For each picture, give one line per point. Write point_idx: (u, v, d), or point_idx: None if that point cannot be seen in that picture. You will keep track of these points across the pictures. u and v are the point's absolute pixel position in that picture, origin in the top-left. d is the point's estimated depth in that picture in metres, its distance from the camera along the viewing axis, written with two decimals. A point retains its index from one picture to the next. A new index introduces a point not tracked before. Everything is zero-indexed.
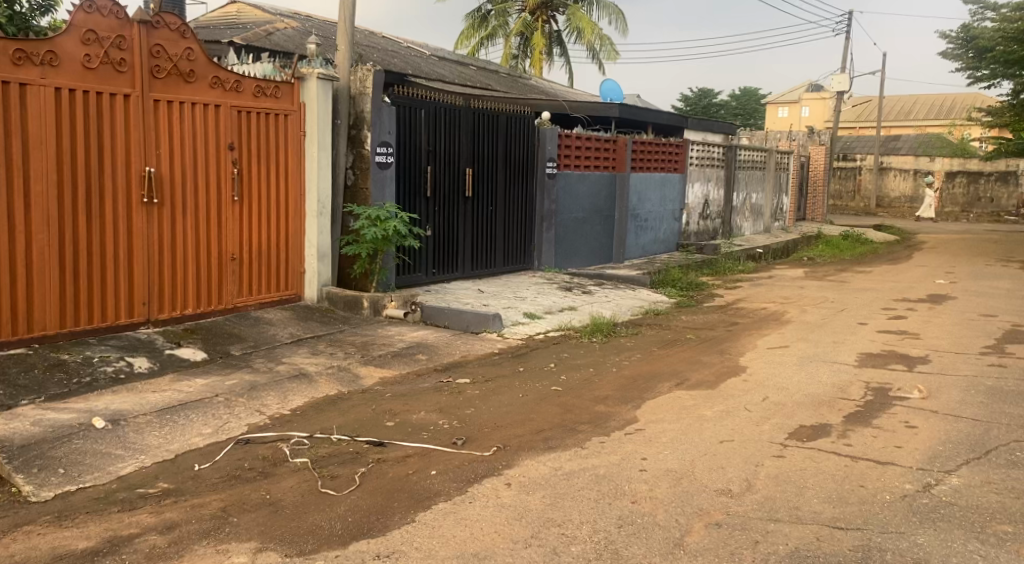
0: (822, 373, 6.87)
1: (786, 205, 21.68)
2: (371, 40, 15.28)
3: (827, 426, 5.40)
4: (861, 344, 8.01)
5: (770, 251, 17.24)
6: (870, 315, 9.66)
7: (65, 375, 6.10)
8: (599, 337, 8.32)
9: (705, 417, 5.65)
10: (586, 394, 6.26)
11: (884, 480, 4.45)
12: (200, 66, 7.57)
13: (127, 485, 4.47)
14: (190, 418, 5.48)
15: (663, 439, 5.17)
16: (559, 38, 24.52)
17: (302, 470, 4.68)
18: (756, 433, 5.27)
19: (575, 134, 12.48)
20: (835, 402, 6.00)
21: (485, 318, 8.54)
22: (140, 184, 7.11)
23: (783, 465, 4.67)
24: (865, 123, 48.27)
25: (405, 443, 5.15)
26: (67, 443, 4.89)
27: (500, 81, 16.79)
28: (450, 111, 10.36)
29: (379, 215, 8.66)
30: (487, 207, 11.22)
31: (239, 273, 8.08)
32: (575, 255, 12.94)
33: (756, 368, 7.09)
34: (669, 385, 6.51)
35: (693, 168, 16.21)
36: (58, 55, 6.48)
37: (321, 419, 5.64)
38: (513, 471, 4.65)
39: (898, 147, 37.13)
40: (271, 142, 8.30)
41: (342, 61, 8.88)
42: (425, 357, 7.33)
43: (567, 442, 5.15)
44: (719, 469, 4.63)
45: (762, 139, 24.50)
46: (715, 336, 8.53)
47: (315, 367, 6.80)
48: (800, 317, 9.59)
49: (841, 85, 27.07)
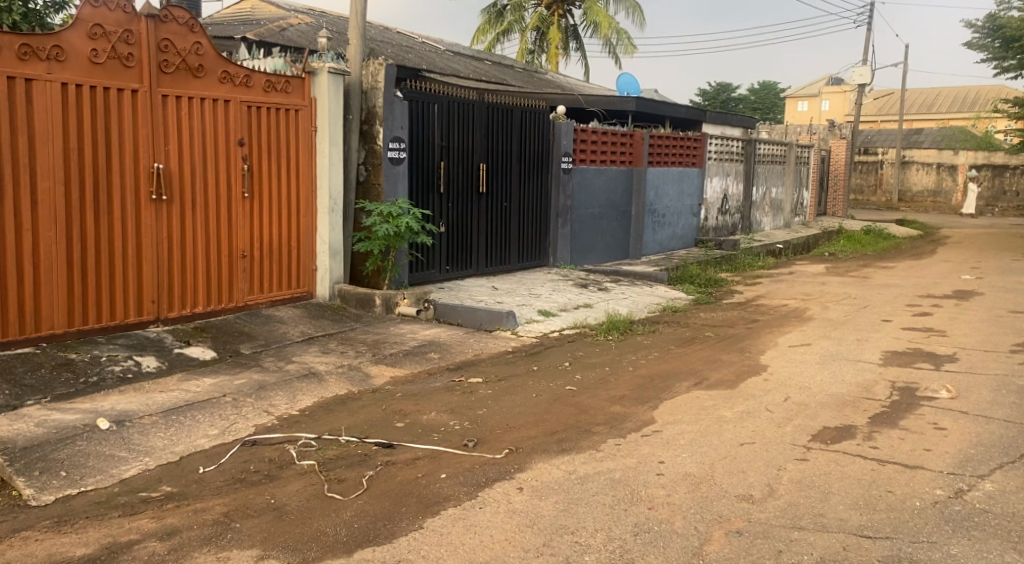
0: (846, 372, 6.66)
1: (806, 199, 21.39)
2: (385, 35, 15.15)
3: (852, 428, 5.21)
4: (886, 342, 7.80)
5: (790, 247, 16.97)
6: (894, 312, 9.42)
7: (72, 375, 6.01)
8: (615, 335, 8.15)
9: (725, 418, 5.47)
10: (601, 394, 6.09)
11: (914, 485, 4.26)
12: (209, 60, 7.46)
13: (130, 489, 4.36)
14: (197, 419, 5.37)
15: (681, 441, 5.00)
16: (576, 33, 24.30)
17: (309, 474, 4.56)
18: (778, 435, 5.09)
19: (590, 129, 12.32)
20: (860, 402, 5.79)
21: (498, 316, 8.39)
22: (149, 180, 7.02)
23: (807, 469, 4.49)
24: (887, 117, 47.71)
25: (414, 445, 5.01)
26: (70, 445, 4.79)
27: (516, 76, 16.62)
28: (464, 105, 10.21)
29: (391, 211, 8.53)
30: (502, 203, 11.06)
31: (250, 271, 7.98)
32: (591, 250, 12.77)
33: (776, 367, 6.90)
34: (687, 385, 6.34)
35: (711, 162, 15.99)
36: (64, 50, 6.38)
37: (330, 420, 5.52)
38: (525, 475, 4.49)
39: (921, 139, 36.65)
40: (282, 137, 8.18)
41: (354, 55, 8.75)
42: (437, 356, 7.18)
43: (581, 444, 4.99)
44: (740, 473, 4.45)
45: (782, 133, 24.18)
46: (735, 334, 8.34)
47: (325, 366, 6.68)
48: (822, 314, 9.38)
49: (863, 77, 26.68)
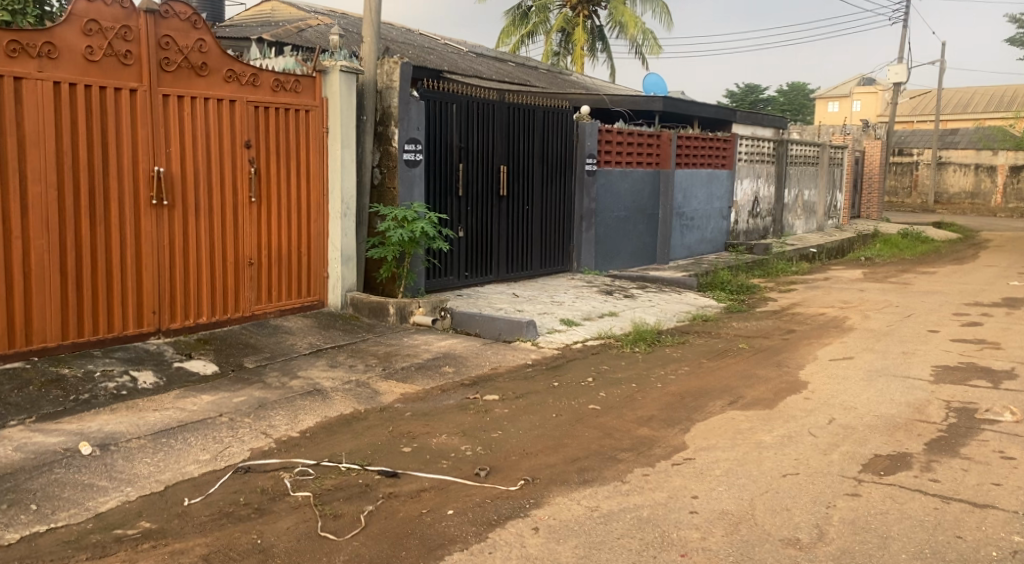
0: (894, 390, 6.12)
1: (840, 201, 20.70)
2: (406, 37, 14.74)
3: (907, 456, 4.69)
4: (935, 356, 7.23)
5: (824, 250, 16.33)
6: (941, 321, 8.82)
7: (61, 392, 5.63)
8: (642, 346, 7.66)
9: (764, 444, 4.96)
10: (628, 414, 5.59)
11: (986, 528, 3.75)
12: (214, 58, 7.08)
13: (105, 526, 3.94)
14: (189, 443, 4.95)
15: (716, 471, 4.51)
16: (601, 34, 23.79)
17: (303, 508, 4.13)
18: (824, 465, 4.58)
19: (616, 129, 11.84)
20: (913, 426, 5.26)
21: (518, 325, 7.89)
22: (149, 184, 6.64)
23: (859, 507, 3.98)
24: (922, 117, 46.69)
25: (421, 474, 4.56)
26: (47, 473, 4.41)
27: (540, 77, 16.15)
28: (484, 105, 9.77)
29: (406, 215, 8.12)
30: (524, 206, 10.61)
31: (258, 279, 7.59)
32: (618, 255, 12.27)
33: (818, 384, 6.36)
34: (721, 404, 5.82)
35: (742, 164, 15.43)
36: (57, 47, 6.02)
37: (331, 443, 5.08)
38: (542, 511, 4.04)
39: (956, 138, 35.69)
40: (292, 138, 7.79)
41: (368, 53, 8.34)
42: (452, 370, 6.72)
43: (605, 474, 4.51)
44: (784, 511, 3.95)
45: (815, 133, 23.54)
46: (771, 346, 7.81)
47: (331, 383, 6.25)
48: (863, 324, 8.79)
49: (898, 76, 25.90)
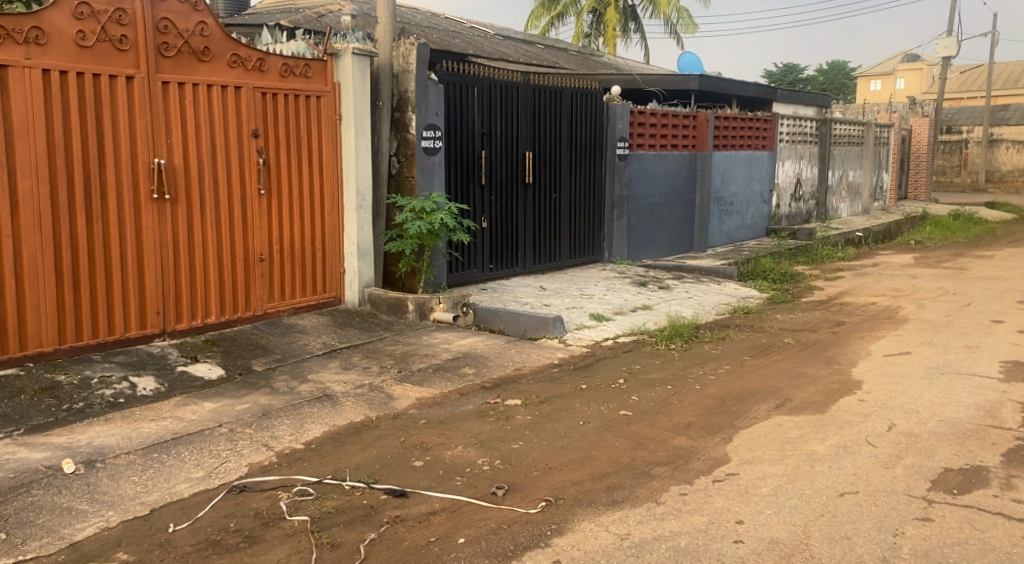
0: (962, 389, 5.52)
1: (887, 183, 19.83)
2: (431, 21, 14.22)
3: (984, 471, 4.12)
4: (1003, 349, 6.59)
5: (872, 235, 15.57)
6: (1005, 311, 8.14)
7: (54, 402, 5.26)
8: (678, 344, 7.10)
9: (816, 455, 4.42)
10: (663, 422, 5.07)
11: None
12: (216, 42, 6.67)
13: (78, 558, 3.55)
14: (182, 458, 4.55)
15: (763, 489, 3.99)
16: (634, 14, 23.13)
17: (299, 536, 3.70)
18: (887, 481, 4.03)
19: (649, 110, 11.25)
20: (985, 433, 4.67)
21: (544, 322, 7.39)
22: (149, 178, 6.25)
23: (933, 535, 3.47)
24: (971, 94, 45.20)
25: (431, 493, 4.10)
26: (24, 496, 4.02)
27: (571, 59, 15.54)
28: (508, 88, 9.27)
29: (424, 206, 7.63)
30: (551, 193, 10.08)
31: (270, 275, 7.20)
32: (652, 244, 11.71)
33: (873, 383, 5.78)
34: (766, 409, 5.28)
35: (784, 144, 14.73)
36: (45, 32, 5.62)
37: (337, 457, 4.65)
38: (565, 540, 3.56)
39: (1008, 114, 34.26)
40: (304, 126, 7.38)
41: (383, 34, 7.88)
42: (473, 371, 6.24)
43: (637, 493, 4.01)
44: (844, 541, 3.45)
45: (860, 111, 22.65)
46: (820, 340, 7.21)
47: (342, 387, 5.82)
48: (919, 314, 8.15)
49: (947, 50, 24.81)
